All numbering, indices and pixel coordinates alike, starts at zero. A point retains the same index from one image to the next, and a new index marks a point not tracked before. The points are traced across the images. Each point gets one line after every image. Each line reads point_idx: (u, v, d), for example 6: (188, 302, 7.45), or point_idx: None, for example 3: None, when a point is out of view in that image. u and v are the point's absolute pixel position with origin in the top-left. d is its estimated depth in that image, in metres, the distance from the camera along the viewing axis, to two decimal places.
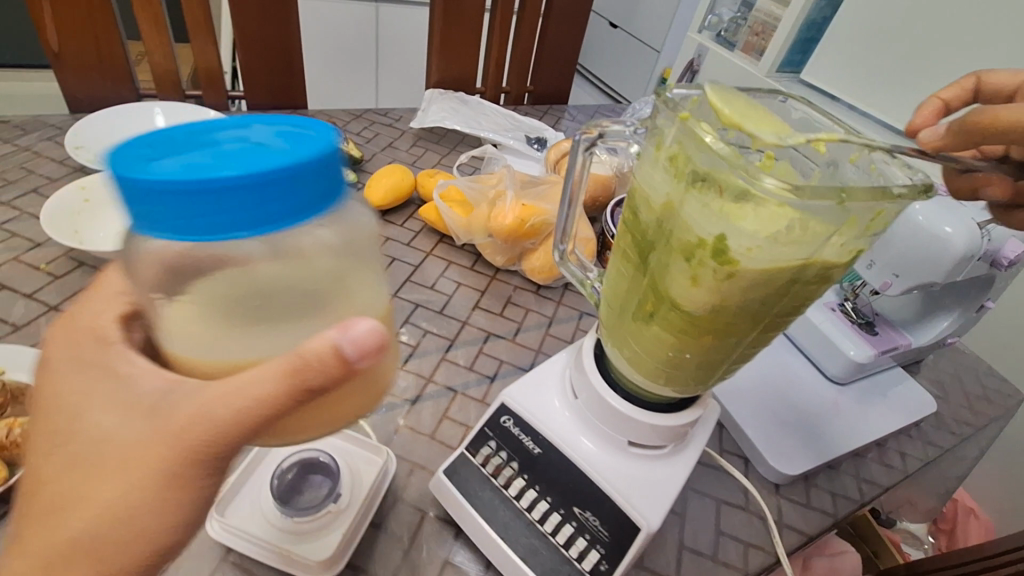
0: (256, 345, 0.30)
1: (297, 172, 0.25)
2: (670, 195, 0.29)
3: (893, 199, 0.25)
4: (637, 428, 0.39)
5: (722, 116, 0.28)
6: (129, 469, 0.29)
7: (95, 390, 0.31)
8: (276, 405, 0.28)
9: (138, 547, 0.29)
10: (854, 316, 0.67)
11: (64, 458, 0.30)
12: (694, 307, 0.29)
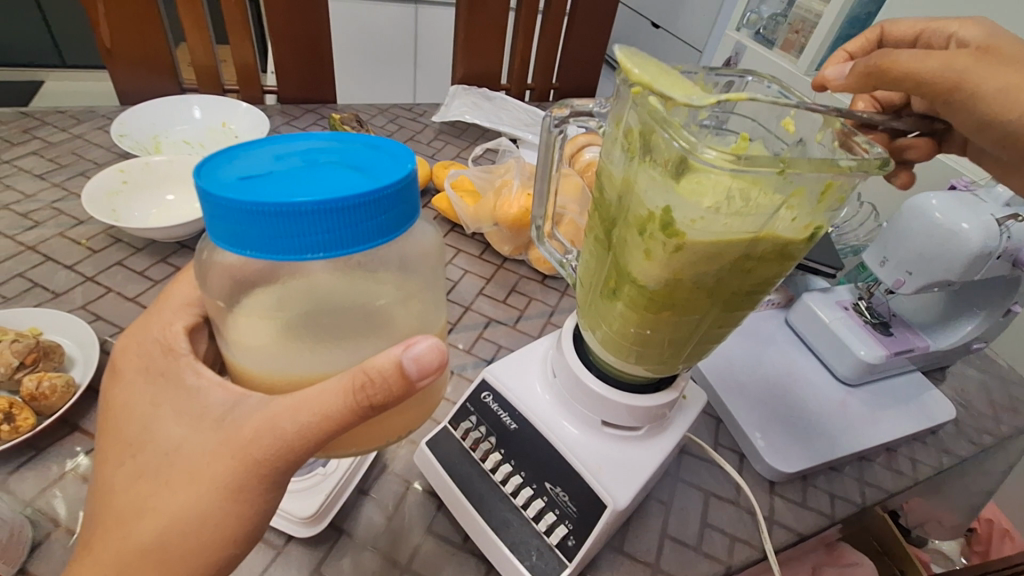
0: (322, 362, 0.32)
1: (370, 202, 0.27)
2: (626, 171, 0.29)
3: (838, 171, 0.25)
4: (608, 407, 0.39)
5: (631, 78, 0.27)
6: (196, 480, 0.31)
7: (164, 402, 0.33)
8: (339, 420, 0.29)
9: (201, 558, 0.31)
10: (868, 316, 0.65)
11: (134, 468, 0.32)
12: (650, 282, 0.30)
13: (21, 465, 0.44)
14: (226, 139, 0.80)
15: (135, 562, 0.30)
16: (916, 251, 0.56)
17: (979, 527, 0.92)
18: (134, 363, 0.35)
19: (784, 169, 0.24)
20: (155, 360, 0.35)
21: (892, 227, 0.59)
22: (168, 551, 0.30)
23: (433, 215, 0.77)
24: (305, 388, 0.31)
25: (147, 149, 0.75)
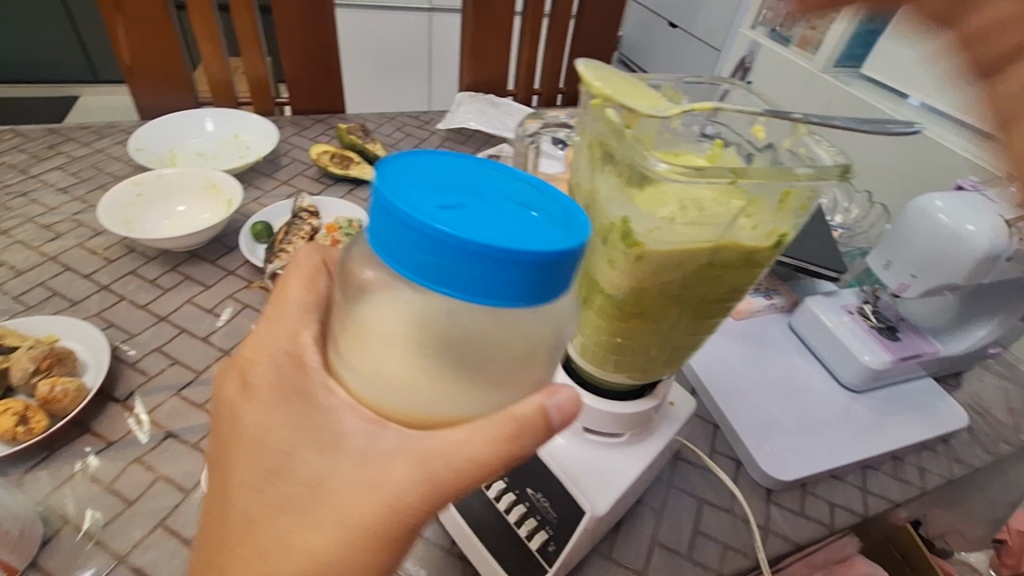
0: (469, 406, 0.29)
1: (538, 260, 0.22)
2: (591, 182, 0.30)
3: (793, 179, 0.25)
4: (588, 414, 0.39)
5: (594, 91, 0.28)
6: (342, 523, 0.27)
7: (306, 435, 0.29)
8: (489, 468, 0.28)
9: None
10: (874, 320, 0.63)
11: (269, 503, 0.28)
12: (616, 291, 0.30)
13: (35, 465, 0.47)
14: (238, 150, 0.83)
15: None
16: (920, 255, 0.55)
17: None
18: (251, 375, 0.31)
19: (738, 178, 0.25)
20: (284, 372, 0.31)
21: (896, 229, 0.58)
22: None
23: None
24: (448, 431, 0.28)
25: (162, 162, 0.78)
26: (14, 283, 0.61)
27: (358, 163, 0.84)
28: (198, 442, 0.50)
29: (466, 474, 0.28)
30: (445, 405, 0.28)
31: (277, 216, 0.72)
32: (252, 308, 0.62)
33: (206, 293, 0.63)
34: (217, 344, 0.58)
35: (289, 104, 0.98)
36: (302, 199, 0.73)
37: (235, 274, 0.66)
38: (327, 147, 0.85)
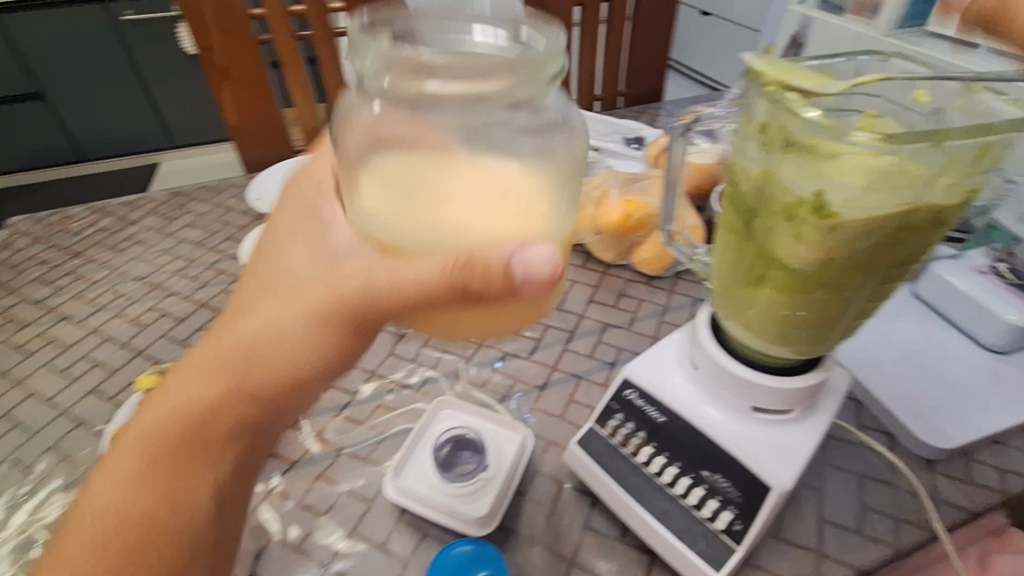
0: (435, 216, 0.36)
1: None
2: (767, 163, 0.31)
3: (997, 132, 0.26)
4: (761, 393, 0.40)
5: (764, 76, 0.30)
6: (293, 299, 0.38)
7: (292, 289, 0.39)
8: (431, 292, 0.34)
9: (280, 363, 0.38)
10: (1012, 278, 0.60)
11: (246, 341, 0.38)
12: (801, 265, 0.31)
13: None
14: None
15: (245, 359, 0.38)
16: None
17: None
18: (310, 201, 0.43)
19: (938, 140, 0.26)
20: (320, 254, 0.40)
21: None
22: (270, 353, 0.38)
23: None
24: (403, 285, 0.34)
25: None
26: (178, 330, 0.68)
27: None
28: (369, 456, 0.54)
29: (453, 290, 0.33)
30: (448, 222, 0.36)
31: None
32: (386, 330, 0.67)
33: None
34: (364, 366, 0.63)
35: None
36: None
37: None
38: None
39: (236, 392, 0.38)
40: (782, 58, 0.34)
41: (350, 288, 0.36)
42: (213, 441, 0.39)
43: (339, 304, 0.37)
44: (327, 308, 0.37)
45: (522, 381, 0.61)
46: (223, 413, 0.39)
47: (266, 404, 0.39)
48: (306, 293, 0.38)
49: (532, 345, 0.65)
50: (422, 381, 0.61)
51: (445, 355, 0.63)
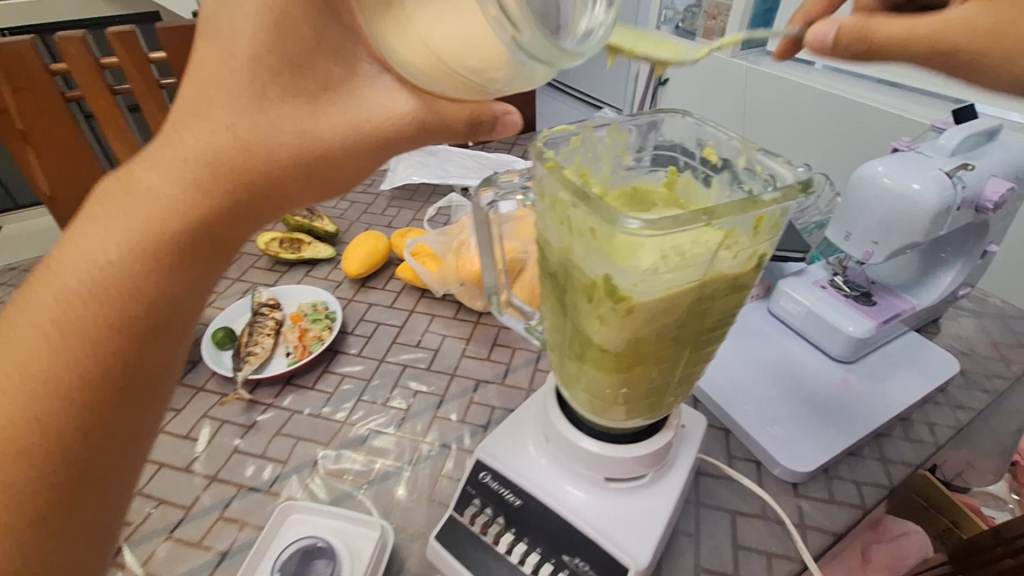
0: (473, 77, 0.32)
1: None
2: (562, 240, 0.29)
3: (765, 206, 0.25)
4: (610, 465, 0.39)
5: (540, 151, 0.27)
6: (289, 144, 0.32)
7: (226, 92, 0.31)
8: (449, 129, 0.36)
9: (258, 175, 0.32)
10: (847, 290, 0.65)
11: (207, 163, 0.31)
12: (610, 345, 0.29)
13: None
14: None
15: (219, 174, 0.31)
16: (879, 221, 0.56)
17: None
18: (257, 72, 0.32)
19: (710, 218, 0.24)
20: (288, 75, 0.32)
21: (845, 201, 0.59)
22: (252, 147, 0.32)
23: (401, 285, 0.77)
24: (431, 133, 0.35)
25: None
26: None
27: (309, 243, 0.81)
28: None
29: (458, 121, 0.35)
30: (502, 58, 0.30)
31: (237, 317, 0.69)
32: (231, 423, 0.59)
33: (178, 418, 0.59)
34: (202, 472, 0.54)
35: None
36: (260, 294, 0.69)
37: (205, 390, 0.62)
38: (274, 234, 0.82)
39: (151, 266, 0.30)
40: (560, 138, 0.32)
41: (245, 153, 0.31)
42: (138, 343, 0.30)
43: (228, 165, 0.31)
44: (207, 171, 0.31)
45: (387, 461, 0.55)
46: (140, 291, 0.30)
47: (193, 289, 0.32)
48: (200, 151, 0.31)
49: (399, 417, 0.59)
50: (271, 479, 0.54)
51: (299, 443, 0.57)
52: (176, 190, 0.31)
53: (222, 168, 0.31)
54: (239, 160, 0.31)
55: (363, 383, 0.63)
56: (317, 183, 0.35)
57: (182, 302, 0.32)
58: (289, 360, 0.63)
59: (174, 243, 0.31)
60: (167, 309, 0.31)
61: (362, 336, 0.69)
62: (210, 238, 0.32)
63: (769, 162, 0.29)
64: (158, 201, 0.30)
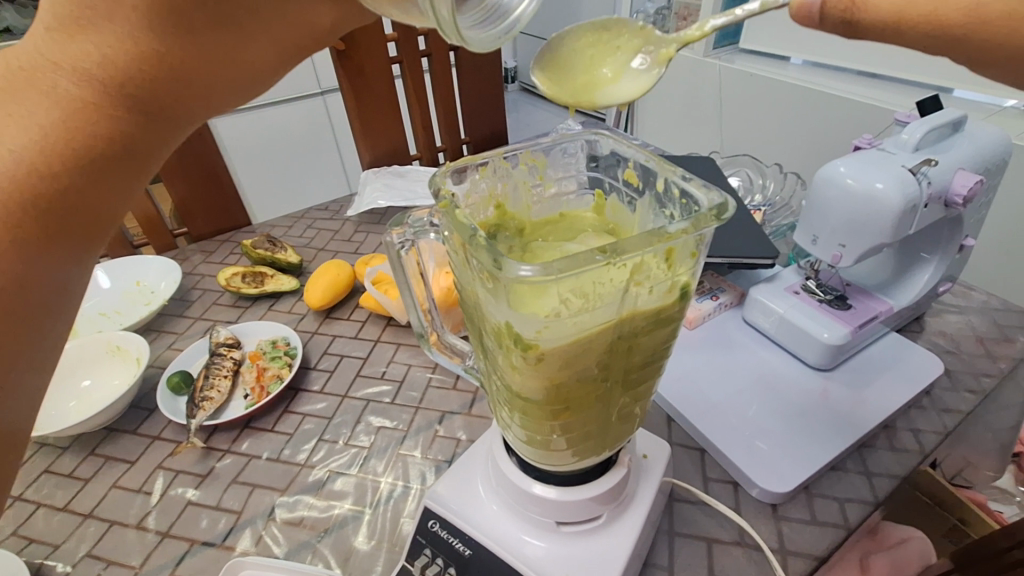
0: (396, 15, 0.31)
1: None
2: (468, 283, 0.27)
3: (671, 238, 0.23)
4: (561, 508, 0.36)
5: None
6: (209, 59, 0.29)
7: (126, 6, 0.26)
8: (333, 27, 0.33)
9: (160, 100, 0.29)
10: (820, 294, 0.63)
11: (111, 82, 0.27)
12: (530, 393, 0.27)
13: None
14: (143, 296, 0.77)
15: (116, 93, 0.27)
16: (844, 222, 0.54)
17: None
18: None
19: (610, 256, 0.22)
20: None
21: (811, 203, 0.57)
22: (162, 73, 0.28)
23: (367, 314, 0.74)
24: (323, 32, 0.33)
25: None
26: None
27: (273, 276, 0.79)
28: None
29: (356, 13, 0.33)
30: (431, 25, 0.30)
31: (195, 360, 0.66)
32: (185, 472, 0.56)
33: (131, 471, 0.57)
34: (153, 528, 0.51)
35: (188, 232, 0.94)
36: (218, 333, 0.67)
37: (161, 439, 0.60)
38: (237, 269, 0.80)
39: (64, 181, 0.26)
40: (464, 171, 0.32)
41: (165, 63, 0.28)
42: (47, 271, 0.27)
43: (142, 76, 0.28)
44: (117, 80, 0.27)
45: (345, 506, 0.52)
46: (53, 214, 0.26)
47: (111, 214, 0.29)
48: (112, 52, 0.27)
49: (361, 456, 0.57)
50: (225, 532, 0.51)
51: (255, 491, 0.54)
52: (87, 94, 0.26)
53: (136, 76, 0.27)
54: (159, 72, 0.28)
55: (324, 421, 0.60)
56: (229, 99, 0.32)
57: (98, 228, 0.28)
58: (247, 402, 0.61)
59: (88, 156, 0.27)
60: (82, 237, 0.28)
61: (325, 371, 0.66)
62: (129, 153, 0.29)
63: (683, 184, 0.28)
64: (63, 104, 0.26)
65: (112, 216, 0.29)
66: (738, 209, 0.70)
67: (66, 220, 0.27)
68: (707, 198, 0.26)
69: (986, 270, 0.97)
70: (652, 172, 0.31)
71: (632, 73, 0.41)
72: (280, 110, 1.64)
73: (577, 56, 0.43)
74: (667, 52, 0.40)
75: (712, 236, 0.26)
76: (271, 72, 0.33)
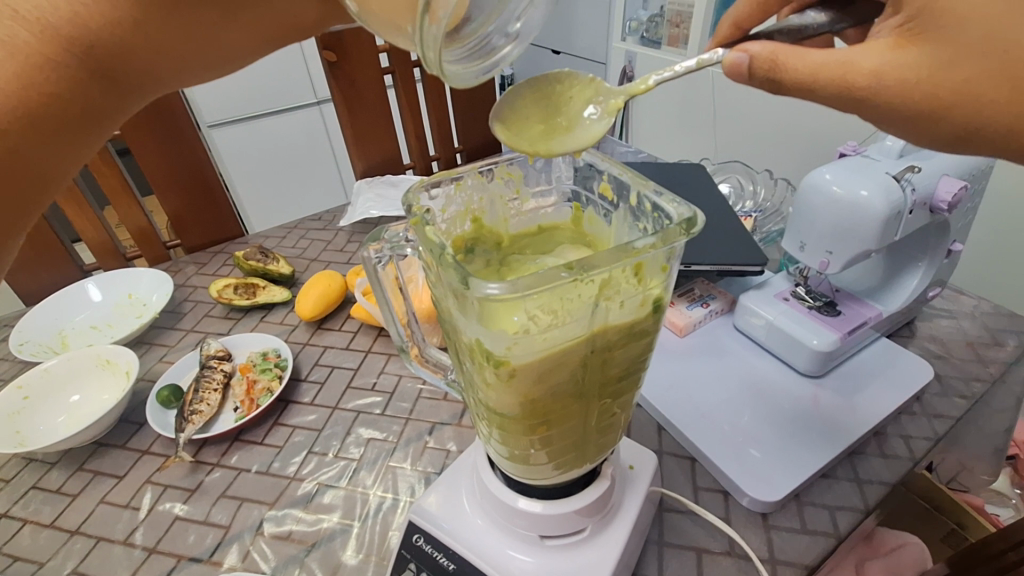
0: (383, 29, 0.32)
1: None
2: (442, 300, 0.27)
3: (638, 253, 0.23)
4: (543, 522, 0.36)
5: None
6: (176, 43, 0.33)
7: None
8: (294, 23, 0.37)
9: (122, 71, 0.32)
10: (810, 301, 0.63)
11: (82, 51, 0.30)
12: (505, 408, 0.27)
13: None
14: (134, 309, 0.77)
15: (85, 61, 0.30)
16: (831, 229, 0.54)
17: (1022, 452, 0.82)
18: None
19: (577, 272, 0.22)
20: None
21: (797, 209, 0.57)
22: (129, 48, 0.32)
23: (358, 324, 0.74)
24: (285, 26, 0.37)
25: (51, 349, 0.71)
26: None
27: (264, 287, 0.79)
28: None
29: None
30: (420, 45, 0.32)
31: (185, 372, 0.66)
32: (173, 487, 0.56)
33: (120, 486, 0.56)
34: (141, 544, 0.51)
35: (181, 243, 0.94)
36: (208, 345, 0.67)
37: (150, 453, 0.60)
38: (228, 280, 0.80)
39: (24, 129, 0.30)
40: (438, 185, 0.32)
41: (130, 35, 0.31)
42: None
43: (108, 46, 0.31)
44: (82, 45, 0.30)
45: (334, 519, 0.52)
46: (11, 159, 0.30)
47: (62, 162, 0.33)
48: (83, 16, 0.30)
49: (351, 468, 0.57)
50: (213, 547, 0.51)
51: (243, 504, 0.54)
52: (47, 50, 0.29)
53: (105, 49, 0.31)
54: (124, 40, 0.31)
55: (314, 433, 0.60)
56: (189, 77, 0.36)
57: (47, 175, 0.32)
58: (237, 415, 0.61)
59: (46, 110, 0.30)
60: (33, 178, 0.32)
61: (315, 383, 0.66)
62: (81, 111, 0.32)
63: (656, 199, 0.29)
64: (26, 57, 0.29)
65: (64, 162, 0.33)
66: (728, 215, 0.70)
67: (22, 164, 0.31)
68: (678, 212, 0.27)
69: (977, 274, 0.97)
70: (626, 186, 0.32)
71: (585, 126, 0.35)
72: (276, 120, 1.65)
73: (523, 107, 0.35)
74: (617, 102, 0.34)
75: (684, 250, 0.26)
76: (236, 53, 0.37)
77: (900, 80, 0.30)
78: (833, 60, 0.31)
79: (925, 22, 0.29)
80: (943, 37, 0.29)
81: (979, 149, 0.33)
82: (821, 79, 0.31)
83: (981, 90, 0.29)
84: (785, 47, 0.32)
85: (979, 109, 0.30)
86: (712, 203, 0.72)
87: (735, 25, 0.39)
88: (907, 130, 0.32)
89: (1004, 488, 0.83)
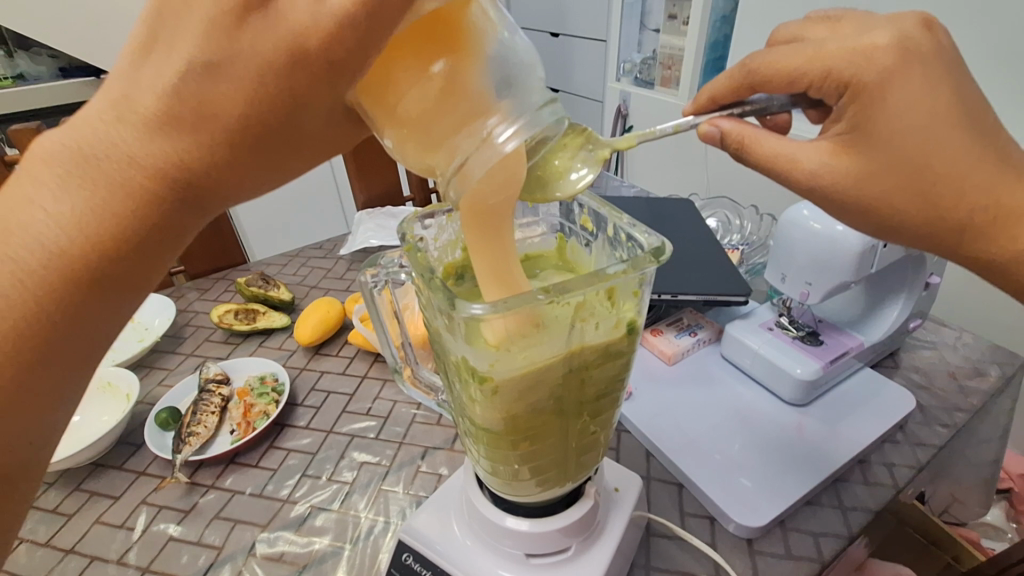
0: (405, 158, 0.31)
1: None
2: (433, 323, 0.31)
3: (608, 280, 0.27)
4: (527, 539, 0.37)
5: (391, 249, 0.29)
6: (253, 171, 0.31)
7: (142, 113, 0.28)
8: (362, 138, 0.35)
9: (208, 196, 0.31)
10: (794, 330, 0.65)
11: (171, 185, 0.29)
12: (490, 424, 0.30)
13: None
14: (137, 333, 0.79)
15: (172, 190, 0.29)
16: (810, 261, 0.56)
17: (1014, 485, 0.83)
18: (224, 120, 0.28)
19: (553, 295, 0.26)
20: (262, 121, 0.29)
21: (778, 244, 0.60)
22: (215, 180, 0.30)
23: (355, 350, 0.76)
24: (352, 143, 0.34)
25: None
26: None
27: (264, 313, 0.81)
28: None
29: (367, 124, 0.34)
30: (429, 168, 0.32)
31: (183, 396, 0.67)
32: (168, 508, 0.56)
33: (116, 506, 0.57)
34: (134, 563, 0.52)
35: (185, 270, 0.96)
36: (208, 369, 0.68)
37: (146, 474, 0.60)
38: (229, 306, 0.82)
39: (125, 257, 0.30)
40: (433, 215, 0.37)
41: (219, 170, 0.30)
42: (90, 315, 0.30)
43: (204, 183, 0.30)
44: (184, 183, 0.29)
45: (325, 542, 0.53)
46: (117, 284, 0.30)
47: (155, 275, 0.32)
48: (186, 161, 0.29)
49: (344, 492, 0.57)
50: (205, 567, 0.51)
51: (237, 526, 0.54)
52: (158, 190, 0.29)
53: (196, 179, 0.29)
54: (218, 180, 0.30)
55: (308, 457, 0.61)
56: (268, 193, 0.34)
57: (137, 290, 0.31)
58: (233, 437, 0.62)
59: (148, 241, 0.30)
60: (129, 295, 0.31)
61: (311, 407, 0.67)
62: (169, 235, 0.31)
63: (630, 230, 0.33)
64: (136, 197, 0.29)
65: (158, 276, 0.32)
66: (715, 247, 0.72)
67: (115, 282, 0.30)
68: (648, 242, 0.31)
69: (960, 305, 0.99)
70: (604, 219, 0.36)
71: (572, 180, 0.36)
72: None
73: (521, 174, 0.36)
74: (605, 151, 0.37)
75: (654, 277, 0.30)
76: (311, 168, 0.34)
77: (833, 180, 0.36)
78: (783, 153, 0.36)
79: (860, 136, 0.34)
80: (869, 153, 0.34)
81: (897, 237, 0.38)
82: (773, 169, 0.37)
83: (891, 200, 0.35)
84: (752, 130, 0.37)
85: (889, 213, 0.36)
86: (698, 237, 0.74)
87: (712, 99, 0.39)
88: (838, 214, 0.38)
89: (998, 521, 0.83)
